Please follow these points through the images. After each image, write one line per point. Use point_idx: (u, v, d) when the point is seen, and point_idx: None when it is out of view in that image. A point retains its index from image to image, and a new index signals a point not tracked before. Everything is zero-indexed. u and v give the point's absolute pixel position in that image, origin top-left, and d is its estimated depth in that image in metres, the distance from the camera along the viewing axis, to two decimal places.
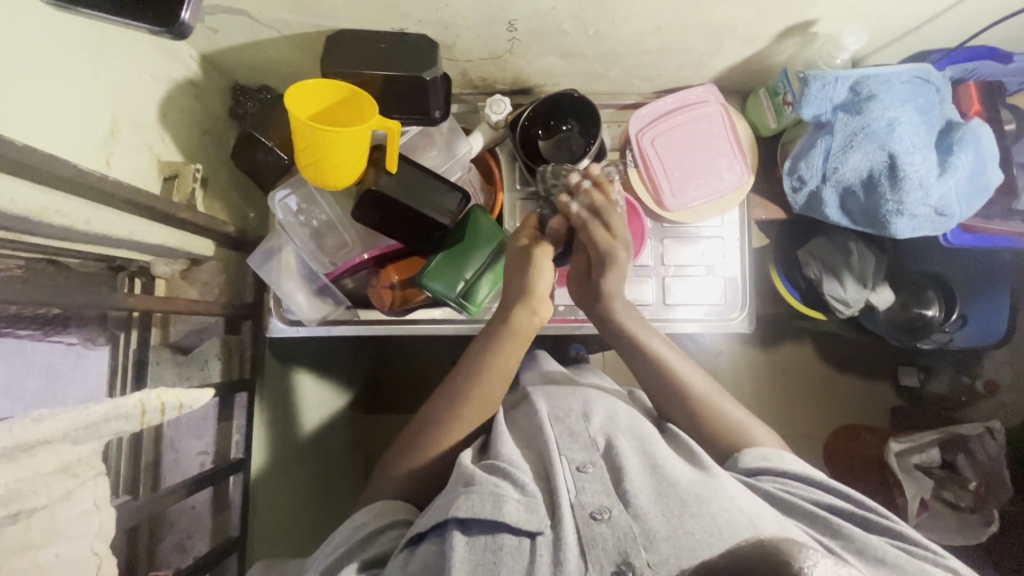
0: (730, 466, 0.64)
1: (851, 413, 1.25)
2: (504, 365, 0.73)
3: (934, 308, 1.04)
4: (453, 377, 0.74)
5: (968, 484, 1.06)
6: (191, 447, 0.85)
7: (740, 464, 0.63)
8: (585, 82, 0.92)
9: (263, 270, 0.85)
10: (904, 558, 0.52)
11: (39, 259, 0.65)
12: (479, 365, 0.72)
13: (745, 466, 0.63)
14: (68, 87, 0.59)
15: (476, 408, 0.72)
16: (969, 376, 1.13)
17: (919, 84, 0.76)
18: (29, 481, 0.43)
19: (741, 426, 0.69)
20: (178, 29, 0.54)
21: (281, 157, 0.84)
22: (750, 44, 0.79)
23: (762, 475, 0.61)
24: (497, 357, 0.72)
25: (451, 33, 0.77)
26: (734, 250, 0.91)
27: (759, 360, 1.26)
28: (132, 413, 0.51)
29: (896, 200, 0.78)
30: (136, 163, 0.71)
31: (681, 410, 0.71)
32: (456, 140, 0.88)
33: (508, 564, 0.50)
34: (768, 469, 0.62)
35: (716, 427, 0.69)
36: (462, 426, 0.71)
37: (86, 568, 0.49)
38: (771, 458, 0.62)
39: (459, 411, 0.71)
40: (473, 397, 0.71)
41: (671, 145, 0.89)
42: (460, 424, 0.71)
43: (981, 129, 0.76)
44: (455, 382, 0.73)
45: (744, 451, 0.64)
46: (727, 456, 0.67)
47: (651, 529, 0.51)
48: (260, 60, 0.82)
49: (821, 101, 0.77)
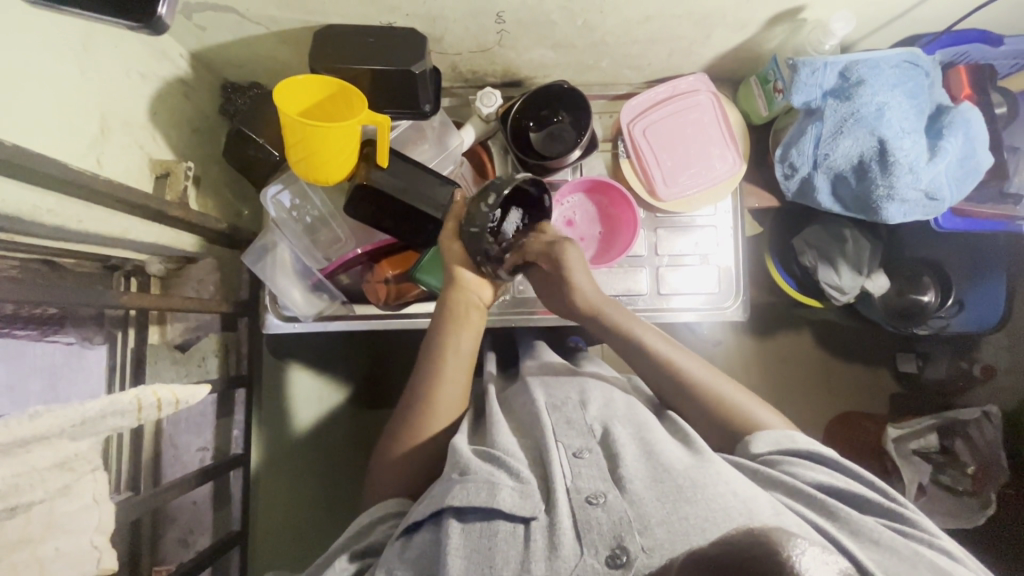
0: (742, 452, 0.63)
1: (850, 400, 1.25)
2: (462, 346, 0.74)
3: (929, 293, 1.03)
4: (415, 380, 0.74)
5: (966, 468, 1.06)
6: (191, 444, 0.86)
7: (754, 450, 0.62)
8: (576, 73, 0.91)
9: (258, 267, 0.85)
10: (896, 539, 0.52)
11: (32, 260, 0.66)
12: (433, 367, 0.73)
13: (758, 453, 0.62)
14: (60, 89, 0.60)
15: (448, 406, 0.72)
16: (968, 361, 1.15)
17: (907, 69, 0.76)
18: (28, 476, 0.44)
19: (745, 408, 0.68)
20: (155, 24, 0.52)
21: (272, 153, 0.83)
22: (739, 31, 0.79)
23: (773, 457, 0.61)
24: (455, 336, 0.74)
25: (439, 26, 0.76)
26: (727, 239, 0.91)
27: (757, 349, 1.26)
28: (128, 409, 0.51)
29: (887, 184, 0.78)
30: (128, 161, 0.71)
31: (675, 394, 0.71)
32: (448, 134, 0.89)
33: (503, 551, 0.51)
34: (779, 449, 0.62)
35: (729, 419, 0.67)
36: (438, 421, 0.71)
37: (86, 561, 0.49)
38: (784, 443, 0.62)
39: (433, 408, 0.71)
40: (439, 398, 0.72)
41: (662, 135, 0.89)
42: (436, 421, 0.71)
43: (970, 112, 0.76)
44: (416, 388, 0.73)
45: (759, 435, 0.63)
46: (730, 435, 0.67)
47: (646, 514, 0.51)
48: (249, 56, 0.82)
49: (811, 87, 0.76)
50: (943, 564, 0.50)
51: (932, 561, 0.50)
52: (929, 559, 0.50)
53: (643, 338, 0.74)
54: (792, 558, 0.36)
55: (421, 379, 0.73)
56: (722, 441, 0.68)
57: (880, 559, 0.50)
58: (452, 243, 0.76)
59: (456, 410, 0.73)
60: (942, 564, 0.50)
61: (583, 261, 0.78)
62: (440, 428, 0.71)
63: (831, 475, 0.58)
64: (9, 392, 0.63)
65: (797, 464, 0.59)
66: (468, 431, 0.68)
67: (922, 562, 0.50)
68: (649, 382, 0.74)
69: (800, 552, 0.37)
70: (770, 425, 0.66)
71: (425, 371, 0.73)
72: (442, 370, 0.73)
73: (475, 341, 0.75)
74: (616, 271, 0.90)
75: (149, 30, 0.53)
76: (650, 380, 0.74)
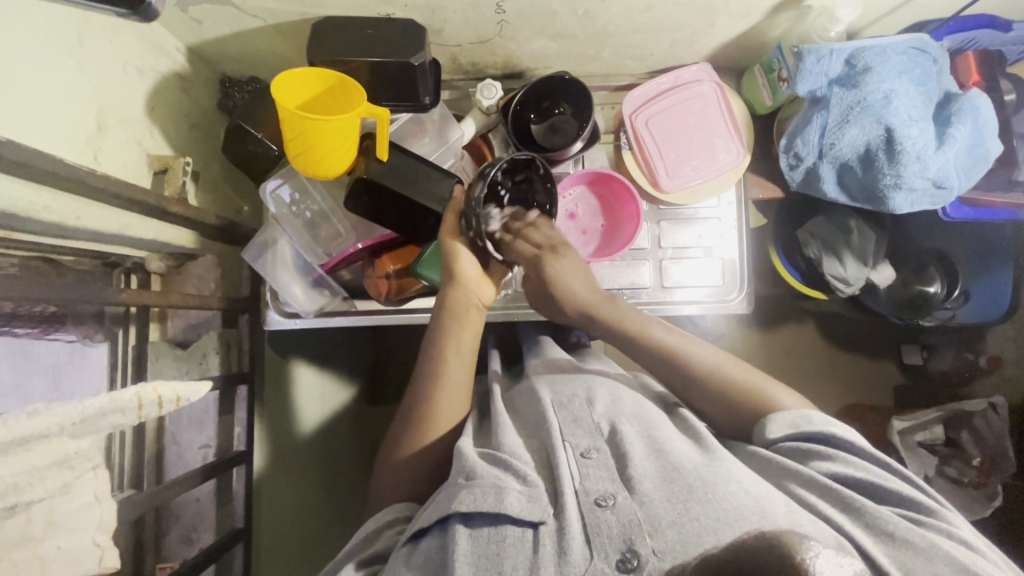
0: (759, 438, 0.62)
1: (856, 392, 1.24)
2: (459, 347, 0.73)
3: (935, 285, 1.02)
4: (416, 384, 0.73)
5: (971, 459, 1.05)
6: (193, 441, 0.86)
7: (769, 436, 0.61)
8: (577, 64, 0.90)
9: (258, 264, 0.84)
10: (911, 529, 0.50)
11: (32, 258, 0.64)
12: (434, 369, 0.72)
13: (774, 440, 0.61)
14: (55, 85, 0.59)
15: (450, 410, 0.71)
16: (974, 352, 1.16)
17: (914, 55, 0.74)
18: (26, 475, 0.44)
19: None
20: (146, 12, 0.51)
21: (271, 148, 0.82)
22: (743, 20, 0.78)
23: (789, 445, 0.60)
24: (452, 337, 0.73)
25: (439, 17, 0.75)
26: (731, 231, 0.90)
27: (760, 341, 1.25)
28: (128, 406, 0.51)
29: (893, 174, 0.77)
30: (124, 156, 0.70)
31: (686, 385, 0.70)
32: (447, 127, 0.87)
33: (511, 558, 0.50)
34: (796, 434, 0.60)
35: (743, 401, 0.66)
36: (439, 425, 0.70)
37: (88, 560, 0.49)
38: (800, 425, 0.60)
39: (435, 414, 0.70)
40: (441, 401, 0.71)
41: (665, 126, 0.88)
42: (436, 426, 0.70)
43: (979, 99, 0.75)
44: (417, 390, 0.73)
45: (773, 417, 0.62)
46: (739, 427, 0.66)
47: (657, 515, 0.50)
48: (247, 50, 0.82)
49: (816, 75, 0.75)
50: (959, 556, 0.48)
51: (949, 555, 0.48)
52: (946, 552, 0.48)
53: (659, 335, 0.73)
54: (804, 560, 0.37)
55: (422, 382, 0.72)
56: (734, 430, 0.67)
57: (894, 554, 0.49)
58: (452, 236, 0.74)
59: (460, 414, 0.72)
60: (959, 556, 0.48)
61: (578, 265, 0.76)
62: (444, 431, 0.70)
63: (848, 460, 0.57)
64: (14, 390, 0.63)
65: (815, 451, 0.58)
66: (471, 432, 0.66)
67: (938, 555, 0.48)
68: (662, 377, 0.73)
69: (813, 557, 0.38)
70: (788, 405, 0.64)
71: (426, 373, 0.72)
72: (443, 373, 0.72)
73: (474, 342, 0.74)
74: (619, 264, 0.89)
75: (140, 17, 0.51)
76: (663, 375, 0.72)
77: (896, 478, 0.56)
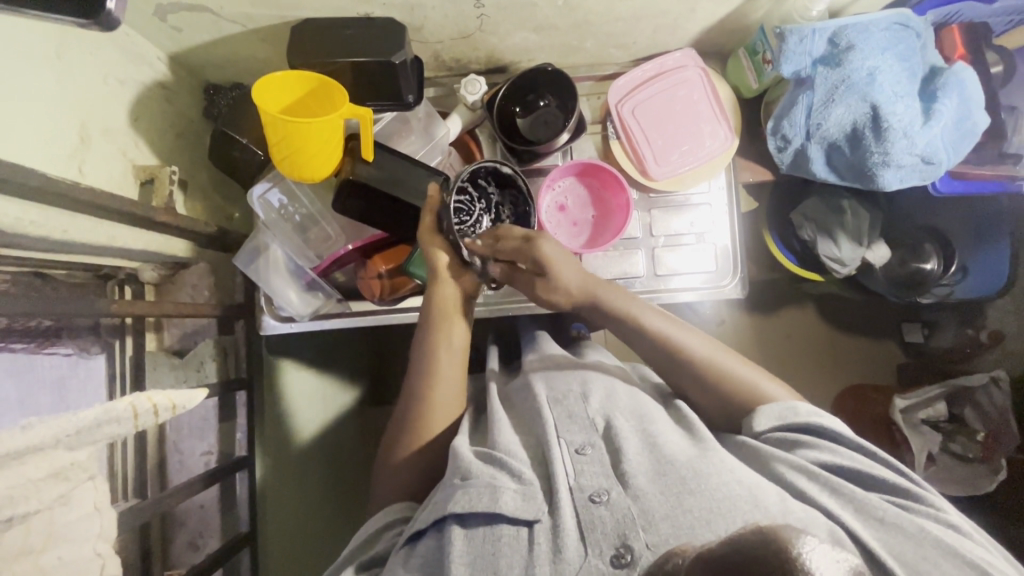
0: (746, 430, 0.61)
1: (858, 371, 1.24)
2: (458, 337, 0.74)
3: (931, 261, 1.01)
4: (410, 383, 0.73)
5: (975, 434, 1.05)
6: (195, 448, 0.86)
7: (756, 427, 0.60)
8: (561, 55, 0.90)
9: (250, 269, 0.85)
10: (901, 515, 0.51)
11: (25, 272, 0.66)
12: (427, 368, 0.72)
13: (762, 431, 0.60)
14: (33, 99, 0.59)
15: (444, 407, 0.71)
16: (974, 328, 1.12)
17: (897, 31, 0.74)
18: (21, 488, 0.43)
19: (756, 385, 0.66)
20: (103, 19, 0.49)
21: (257, 153, 0.82)
22: (724, 3, 0.78)
23: (777, 436, 0.59)
24: (449, 330, 0.73)
25: (418, 14, 0.75)
26: (722, 217, 0.89)
27: (758, 326, 1.25)
28: (123, 416, 0.52)
29: (881, 151, 0.77)
30: (110, 168, 0.70)
31: (693, 382, 0.68)
32: (433, 124, 0.87)
33: (507, 557, 0.51)
34: (784, 425, 0.60)
35: (732, 389, 0.66)
36: (435, 423, 0.70)
37: (89, 569, 0.49)
38: (787, 416, 0.60)
39: (430, 414, 0.70)
40: (435, 399, 0.71)
41: (650, 113, 0.88)
42: (431, 425, 0.70)
43: (964, 72, 0.75)
44: (411, 391, 0.73)
45: (761, 409, 0.62)
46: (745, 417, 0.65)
47: (650, 509, 0.50)
48: (230, 57, 0.82)
49: (800, 56, 0.75)
50: (949, 540, 0.49)
51: (940, 539, 0.49)
52: (935, 536, 0.49)
53: (654, 326, 0.71)
54: (802, 555, 0.36)
55: (416, 382, 0.72)
56: (728, 421, 0.66)
57: (885, 540, 0.50)
58: (432, 237, 0.74)
59: (456, 413, 0.72)
60: (947, 539, 0.49)
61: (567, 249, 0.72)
62: (439, 429, 0.70)
63: (832, 449, 0.57)
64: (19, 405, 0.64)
65: (801, 441, 0.58)
66: (467, 431, 0.67)
67: (928, 539, 0.49)
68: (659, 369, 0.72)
69: (808, 546, 0.36)
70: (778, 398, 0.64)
71: (422, 371, 0.72)
72: (438, 370, 0.72)
73: (467, 333, 0.75)
74: (612, 255, 0.89)
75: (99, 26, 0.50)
76: (660, 369, 0.71)
77: (882, 465, 0.57)
